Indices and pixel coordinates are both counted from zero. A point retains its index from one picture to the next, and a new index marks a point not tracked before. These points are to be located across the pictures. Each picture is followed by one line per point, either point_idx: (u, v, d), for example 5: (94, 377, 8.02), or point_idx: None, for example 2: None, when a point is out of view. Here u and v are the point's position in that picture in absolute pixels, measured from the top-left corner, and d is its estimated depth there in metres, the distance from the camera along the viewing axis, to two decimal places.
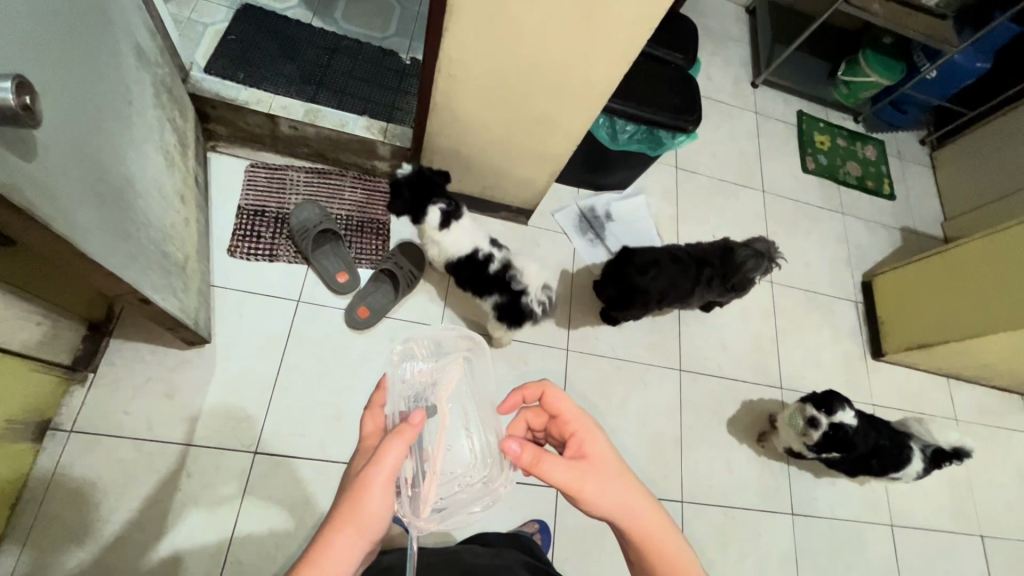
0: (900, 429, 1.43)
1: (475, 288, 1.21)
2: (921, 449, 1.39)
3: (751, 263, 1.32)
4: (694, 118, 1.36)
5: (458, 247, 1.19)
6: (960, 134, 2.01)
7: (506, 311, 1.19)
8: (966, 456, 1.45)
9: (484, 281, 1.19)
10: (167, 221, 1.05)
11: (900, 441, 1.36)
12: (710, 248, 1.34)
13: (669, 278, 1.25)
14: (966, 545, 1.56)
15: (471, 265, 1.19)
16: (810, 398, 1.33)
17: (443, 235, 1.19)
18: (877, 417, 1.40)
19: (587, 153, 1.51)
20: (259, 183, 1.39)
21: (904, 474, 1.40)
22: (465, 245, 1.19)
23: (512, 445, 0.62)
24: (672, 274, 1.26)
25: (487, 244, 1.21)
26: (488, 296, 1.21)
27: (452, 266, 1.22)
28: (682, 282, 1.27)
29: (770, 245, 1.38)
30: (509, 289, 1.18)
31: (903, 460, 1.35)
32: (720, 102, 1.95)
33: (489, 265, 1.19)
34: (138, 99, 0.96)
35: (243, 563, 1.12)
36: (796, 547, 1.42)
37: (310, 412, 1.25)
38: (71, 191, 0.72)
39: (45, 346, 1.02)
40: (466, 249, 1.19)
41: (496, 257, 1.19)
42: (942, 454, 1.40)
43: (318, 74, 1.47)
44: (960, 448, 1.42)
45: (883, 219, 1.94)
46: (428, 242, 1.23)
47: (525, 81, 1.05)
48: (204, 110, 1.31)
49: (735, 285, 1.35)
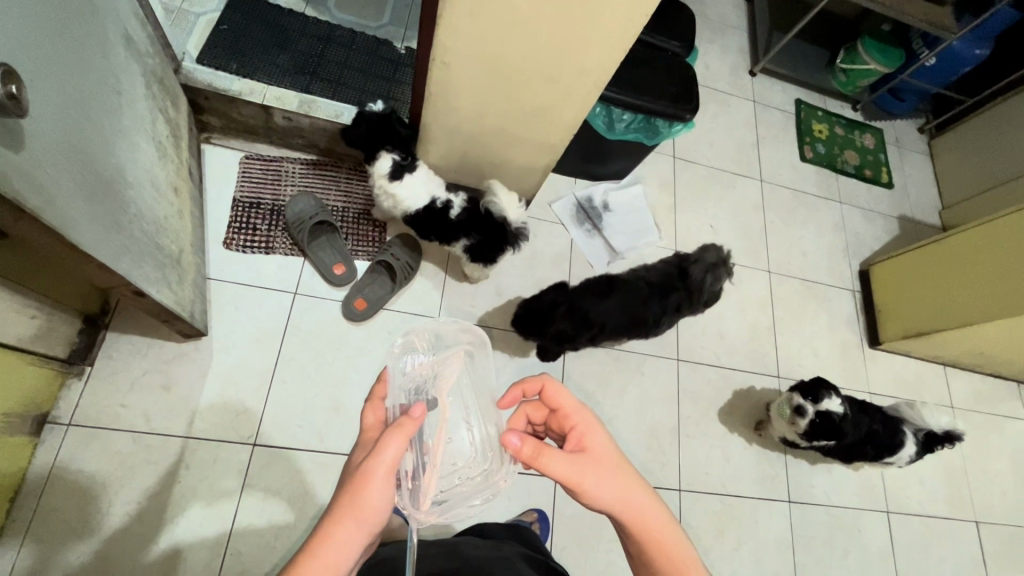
0: (893, 413, 1.44)
1: (444, 237, 1.22)
2: (914, 434, 1.40)
3: (706, 279, 1.33)
4: (691, 106, 1.35)
5: (413, 200, 1.17)
6: (958, 122, 2.00)
7: (482, 249, 1.22)
8: (957, 439, 1.44)
9: (451, 228, 1.20)
10: (160, 213, 1.04)
11: (892, 424, 1.38)
12: (668, 271, 1.31)
13: (615, 315, 1.22)
14: (961, 530, 1.58)
15: (431, 215, 1.19)
16: (797, 387, 1.33)
17: (396, 186, 1.15)
18: (866, 402, 1.42)
19: (584, 143, 1.50)
20: (254, 175, 1.38)
21: (896, 458, 1.41)
22: (421, 197, 1.17)
23: (512, 439, 0.62)
24: (618, 311, 1.22)
25: (442, 191, 1.20)
26: (457, 240, 1.23)
27: (411, 220, 1.21)
28: (632, 316, 1.24)
29: (718, 251, 1.38)
30: (478, 226, 1.20)
31: (896, 444, 1.37)
32: (718, 90, 1.94)
33: (449, 211, 1.19)
34: (128, 89, 0.95)
35: (243, 554, 1.12)
36: (792, 533, 1.43)
37: (308, 404, 1.25)
38: (60, 181, 0.71)
39: (41, 339, 1.02)
40: (423, 201, 1.17)
41: (454, 203, 1.19)
42: (934, 436, 1.42)
43: (311, 64, 1.46)
44: (951, 431, 1.42)
45: (880, 208, 1.94)
46: (382, 196, 1.20)
47: (520, 69, 1.04)
48: (197, 101, 1.30)
49: (702, 301, 1.35)
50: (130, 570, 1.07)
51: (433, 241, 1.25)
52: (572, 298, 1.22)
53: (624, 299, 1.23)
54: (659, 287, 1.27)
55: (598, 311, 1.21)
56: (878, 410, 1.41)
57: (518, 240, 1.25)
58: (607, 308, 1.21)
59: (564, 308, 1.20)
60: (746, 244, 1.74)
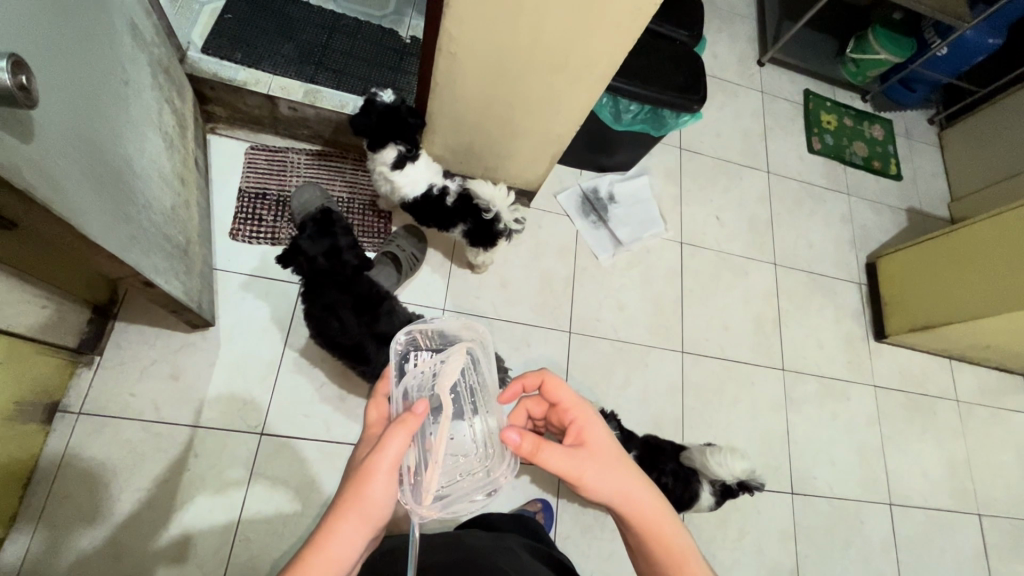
0: (693, 463, 1.23)
1: (441, 223, 1.23)
2: (710, 483, 1.22)
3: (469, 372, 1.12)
4: (699, 97, 1.34)
5: (413, 187, 1.18)
6: (969, 113, 1.98)
7: (477, 236, 1.22)
8: (764, 485, 1.22)
9: (446, 216, 1.20)
10: (167, 204, 1.04)
11: (683, 473, 1.22)
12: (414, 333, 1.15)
13: (335, 334, 1.06)
14: (964, 522, 1.58)
15: (426, 203, 1.20)
16: None
17: (397, 174, 1.15)
18: (660, 447, 1.25)
19: (589, 134, 1.50)
20: (259, 165, 1.38)
21: (697, 509, 1.25)
22: (419, 184, 1.18)
23: (511, 435, 0.63)
24: (343, 311, 1.06)
25: (441, 179, 1.21)
26: (454, 227, 1.23)
27: (406, 205, 1.22)
28: (353, 342, 1.06)
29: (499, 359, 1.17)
30: (474, 214, 1.20)
31: (690, 497, 1.20)
32: (725, 81, 1.92)
33: (445, 198, 1.20)
34: (134, 78, 0.95)
35: (251, 541, 1.14)
36: (795, 524, 1.44)
37: (314, 393, 1.26)
38: (70, 171, 0.72)
39: (51, 329, 1.03)
40: (420, 189, 1.19)
41: (450, 189, 1.20)
42: (729, 487, 1.21)
43: (317, 54, 1.45)
44: (745, 480, 1.19)
45: (888, 199, 1.92)
46: (380, 179, 1.20)
47: (526, 62, 1.04)
48: (202, 91, 1.29)
49: None
50: (138, 556, 1.08)
51: (428, 227, 1.26)
52: (315, 266, 1.07)
53: (359, 307, 1.08)
54: (372, 336, 1.08)
55: (337, 303, 1.07)
56: (673, 457, 1.24)
57: (511, 234, 1.24)
58: (338, 303, 1.06)
59: (321, 258, 1.07)
60: (751, 236, 1.73)
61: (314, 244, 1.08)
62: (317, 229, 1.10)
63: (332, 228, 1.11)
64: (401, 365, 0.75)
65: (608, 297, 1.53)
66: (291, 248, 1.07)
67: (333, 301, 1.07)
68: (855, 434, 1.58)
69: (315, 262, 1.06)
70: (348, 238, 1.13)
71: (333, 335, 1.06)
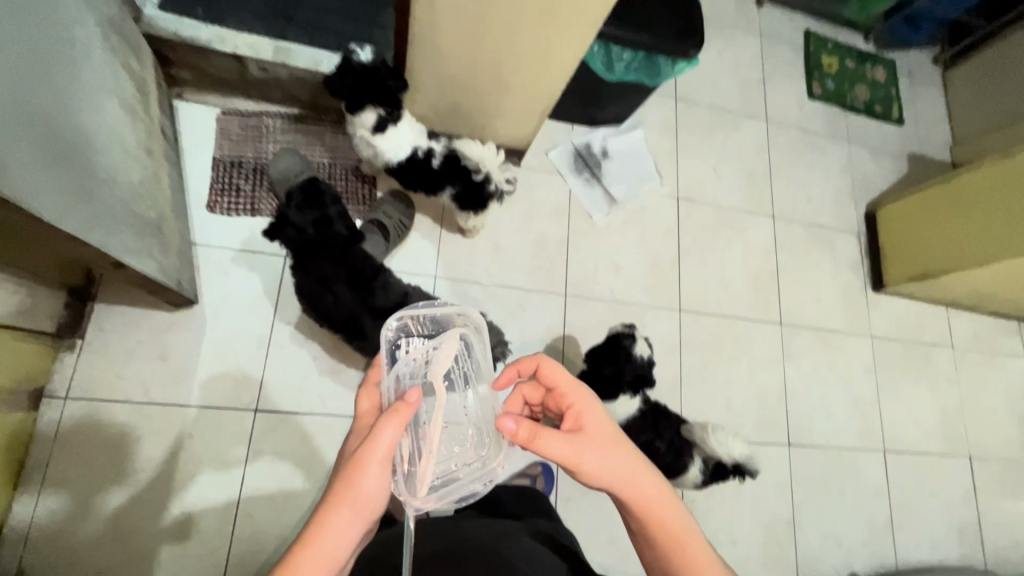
0: (690, 433, 1.23)
1: (428, 187, 1.17)
2: (702, 459, 1.22)
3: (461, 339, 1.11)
4: (696, 42, 1.26)
5: (396, 152, 1.11)
6: (975, 50, 1.89)
7: (466, 199, 1.17)
8: (757, 472, 1.23)
9: (433, 178, 1.14)
10: (135, 178, 0.98)
11: (677, 444, 1.21)
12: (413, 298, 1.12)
13: (331, 308, 1.04)
14: (954, 466, 1.61)
15: (411, 166, 1.13)
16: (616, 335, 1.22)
17: (378, 139, 1.09)
18: (665, 414, 1.23)
19: (581, 86, 1.41)
20: (233, 132, 1.31)
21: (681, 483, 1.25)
22: (403, 147, 1.11)
23: (507, 423, 0.60)
24: (338, 285, 1.03)
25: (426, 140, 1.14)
26: (443, 191, 1.18)
27: (390, 170, 1.16)
28: (349, 316, 1.04)
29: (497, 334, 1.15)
30: (462, 175, 1.14)
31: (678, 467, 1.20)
32: (721, 24, 1.82)
33: (431, 160, 1.13)
34: (83, 40, 0.87)
35: (254, 516, 1.14)
36: (791, 475, 1.47)
37: (307, 368, 1.24)
38: (17, 150, 0.66)
39: (26, 314, 0.99)
40: (404, 152, 1.11)
41: (436, 151, 1.13)
42: (722, 466, 1.21)
43: (285, 7, 1.34)
44: (741, 464, 1.19)
45: (890, 145, 1.86)
46: (362, 145, 1.14)
47: (510, 8, 0.95)
48: (164, 53, 1.20)
49: None
50: (141, 537, 1.08)
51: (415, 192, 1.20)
52: (305, 239, 1.01)
53: (354, 281, 1.04)
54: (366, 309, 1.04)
55: (332, 275, 1.03)
56: (670, 427, 1.22)
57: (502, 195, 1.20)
58: (331, 277, 1.03)
59: (310, 230, 1.01)
60: (749, 189, 1.68)
61: (302, 215, 1.01)
62: (305, 197, 1.03)
63: (320, 197, 1.04)
64: (392, 352, 0.71)
65: (603, 257, 1.49)
66: (280, 218, 1.02)
67: (326, 275, 1.03)
68: (851, 385, 1.59)
69: (303, 233, 1.01)
70: (338, 205, 1.07)
71: (327, 309, 1.04)
